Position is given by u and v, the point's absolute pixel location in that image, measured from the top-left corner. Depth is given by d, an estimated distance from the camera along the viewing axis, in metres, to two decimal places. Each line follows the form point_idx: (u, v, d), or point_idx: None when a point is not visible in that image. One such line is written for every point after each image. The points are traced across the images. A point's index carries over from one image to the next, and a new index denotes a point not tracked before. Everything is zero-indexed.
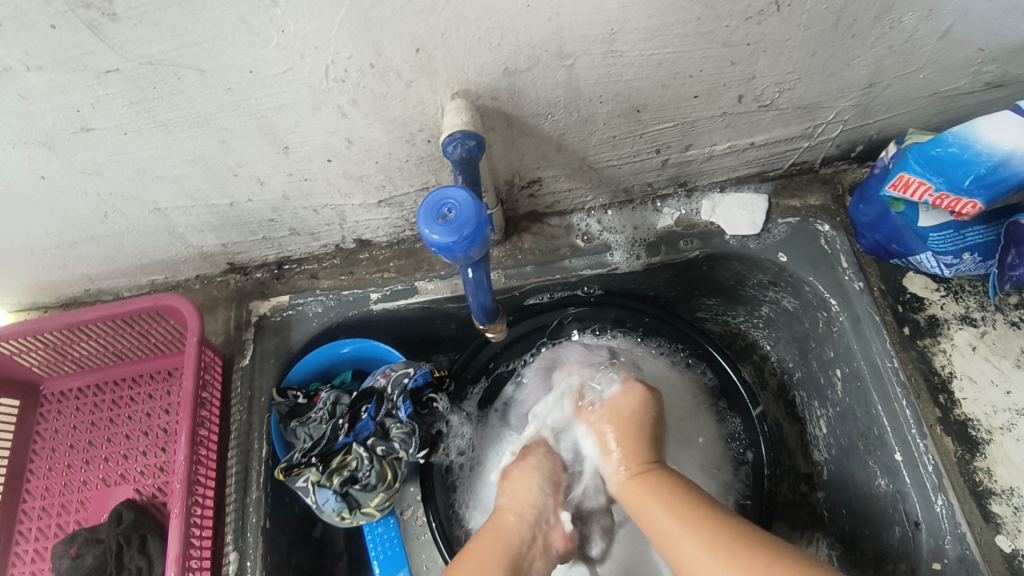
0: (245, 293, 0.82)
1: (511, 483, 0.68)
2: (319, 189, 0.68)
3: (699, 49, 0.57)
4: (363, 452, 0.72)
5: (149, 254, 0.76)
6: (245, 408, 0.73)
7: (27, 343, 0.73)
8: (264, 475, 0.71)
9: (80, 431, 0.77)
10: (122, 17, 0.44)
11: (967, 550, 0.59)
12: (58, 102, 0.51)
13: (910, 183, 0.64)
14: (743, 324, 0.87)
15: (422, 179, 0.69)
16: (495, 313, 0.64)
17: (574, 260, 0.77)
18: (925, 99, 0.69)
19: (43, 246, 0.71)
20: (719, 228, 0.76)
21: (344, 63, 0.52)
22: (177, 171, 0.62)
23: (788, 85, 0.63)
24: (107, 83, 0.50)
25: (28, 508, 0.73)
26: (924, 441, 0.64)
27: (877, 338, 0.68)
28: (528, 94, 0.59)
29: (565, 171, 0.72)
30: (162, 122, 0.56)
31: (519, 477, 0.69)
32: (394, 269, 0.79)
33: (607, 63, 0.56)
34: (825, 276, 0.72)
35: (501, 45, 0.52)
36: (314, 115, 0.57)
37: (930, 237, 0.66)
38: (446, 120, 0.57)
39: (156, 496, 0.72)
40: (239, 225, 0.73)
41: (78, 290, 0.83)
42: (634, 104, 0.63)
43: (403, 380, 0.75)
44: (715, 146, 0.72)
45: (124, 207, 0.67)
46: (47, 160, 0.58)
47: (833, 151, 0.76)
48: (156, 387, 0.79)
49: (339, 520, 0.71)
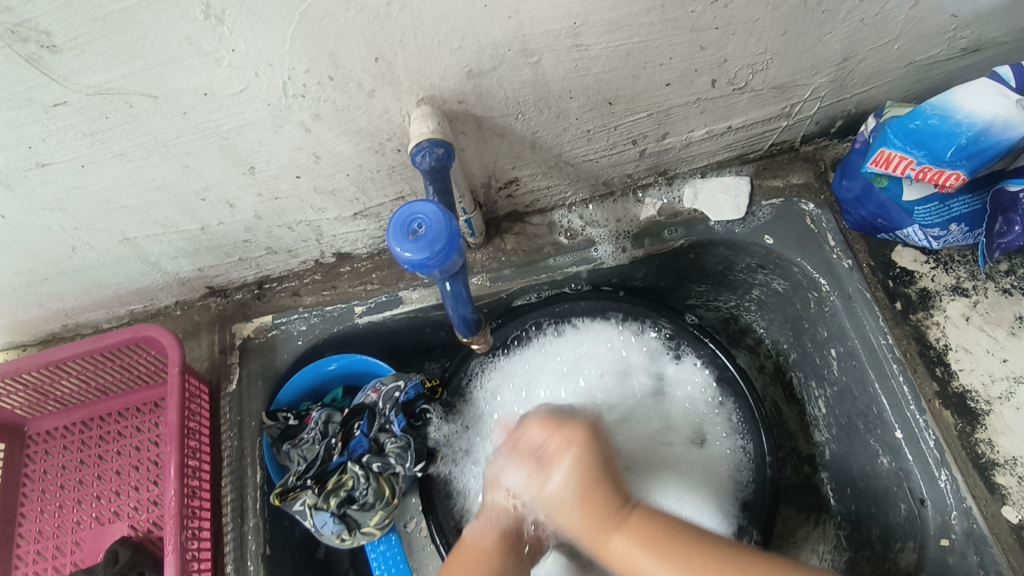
0: (227, 316, 0.81)
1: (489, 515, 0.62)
2: (291, 206, 0.67)
3: (667, 36, 0.55)
4: (359, 470, 0.70)
5: (124, 284, 0.75)
6: (235, 433, 0.72)
7: (7, 386, 0.72)
8: (260, 502, 0.70)
9: (69, 469, 0.75)
10: (63, 49, 0.43)
11: (974, 524, 0.59)
12: (9, 140, 0.50)
13: (892, 158, 0.62)
14: (735, 307, 0.86)
15: (396, 188, 0.68)
16: (479, 324, 0.62)
17: (558, 258, 0.76)
18: (901, 70, 0.67)
19: (13, 285, 0.70)
20: (702, 215, 0.75)
21: (301, 78, 0.50)
22: (143, 200, 0.60)
23: (761, 66, 0.62)
24: (57, 117, 0.48)
25: (22, 553, 0.72)
26: (924, 417, 0.63)
27: (870, 315, 0.68)
28: (496, 94, 0.57)
29: (541, 169, 0.71)
30: (120, 152, 0.54)
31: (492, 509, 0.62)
32: (376, 280, 0.78)
33: (573, 58, 0.55)
34: (814, 256, 0.71)
35: (462, 47, 0.51)
36: (276, 132, 0.55)
37: (916, 211, 0.65)
38: (412, 129, 0.55)
39: (152, 531, 0.71)
40: (214, 248, 0.71)
41: (57, 326, 0.81)
42: (605, 96, 0.61)
43: (394, 394, 0.74)
44: (692, 132, 0.70)
45: (92, 240, 0.65)
46: (5, 199, 0.56)
47: (812, 128, 0.75)
48: (143, 419, 0.77)
49: (339, 542, 0.69)
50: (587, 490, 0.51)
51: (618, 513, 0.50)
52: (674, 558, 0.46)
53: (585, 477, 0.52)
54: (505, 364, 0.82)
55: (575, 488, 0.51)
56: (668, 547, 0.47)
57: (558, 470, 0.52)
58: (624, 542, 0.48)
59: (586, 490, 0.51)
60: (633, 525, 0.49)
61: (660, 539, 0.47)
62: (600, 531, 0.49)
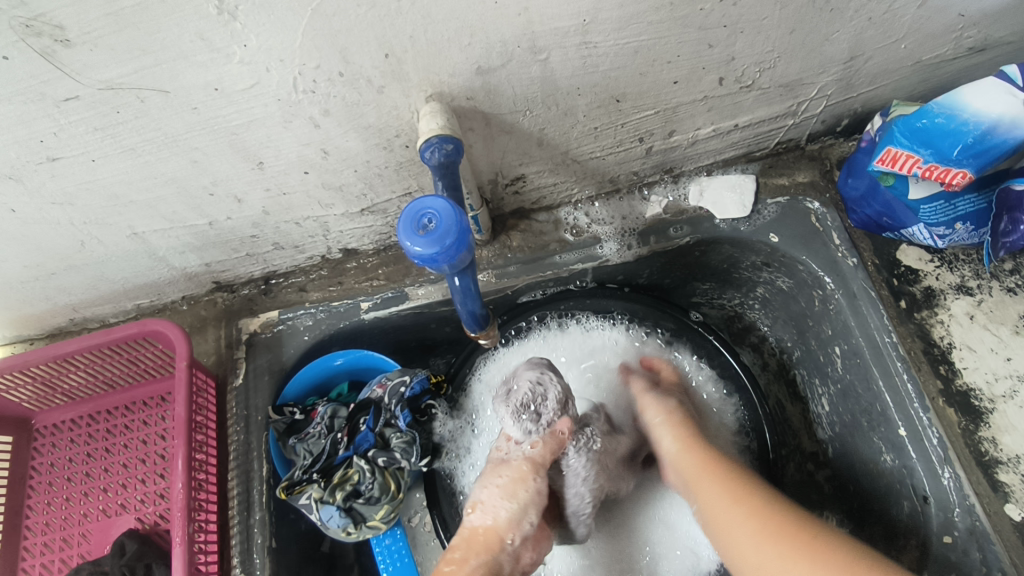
0: (234, 311, 0.81)
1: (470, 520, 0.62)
2: (298, 202, 0.67)
3: (675, 34, 0.55)
4: (366, 464, 0.71)
5: (131, 279, 0.75)
6: (242, 427, 0.73)
7: (14, 379, 0.72)
8: (266, 495, 0.70)
9: (76, 462, 0.76)
10: (76, 43, 0.43)
11: (976, 521, 0.59)
12: (21, 134, 0.50)
13: (898, 157, 0.63)
14: (739, 305, 0.86)
15: (404, 184, 0.68)
16: (487, 319, 0.62)
17: (564, 255, 0.77)
18: (908, 69, 0.67)
19: (21, 279, 0.70)
20: (708, 213, 0.75)
21: (312, 74, 0.50)
22: (152, 194, 0.61)
23: (768, 64, 0.62)
24: (69, 111, 0.49)
25: (29, 545, 0.72)
26: (927, 415, 0.64)
27: (874, 313, 0.68)
28: (505, 91, 0.57)
29: (548, 166, 0.71)
30: (130, 147, 0.54)
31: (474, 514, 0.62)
32: (382, 276, 0.78)
33: (582, 55, 0.55)
34: (818, 255, 0.72)
35: (472, 44, 0.51)
36: (286, 128, 0.56)
37: (921, 210, 0.66)
38: (421, 125, 0.55)
39: (159, 524, 0.71)
40: (222, 243, 0.71)
41: (64, 320, 0.81)
42: (613, 94, 0.61)
43: (400, 389, 0.74)
44: (699, 130, 0.71)
45: (101, 234, 0.65)
46: (16, 193, 0.56)
47: (818, 127, 0.75)
48: (150, 413, 0.77)
49: (345, 536, 0.70)
50: (686, 443, 0.65)
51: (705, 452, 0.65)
52: (742, 501, 0.58)
53: (681, 431, 0.67)
54: (509, 356, 0.82)
55: (675, 438, 0.66)
56: (755, 505, 0.57)
57: (663, 427, 0.68)
58: (713, 491, 0.60)
59: (684, 437, 0.66)
60: (731, 484, 0.60)
61: (757, 502, 0.57)
62: (688, 468, 0.63)
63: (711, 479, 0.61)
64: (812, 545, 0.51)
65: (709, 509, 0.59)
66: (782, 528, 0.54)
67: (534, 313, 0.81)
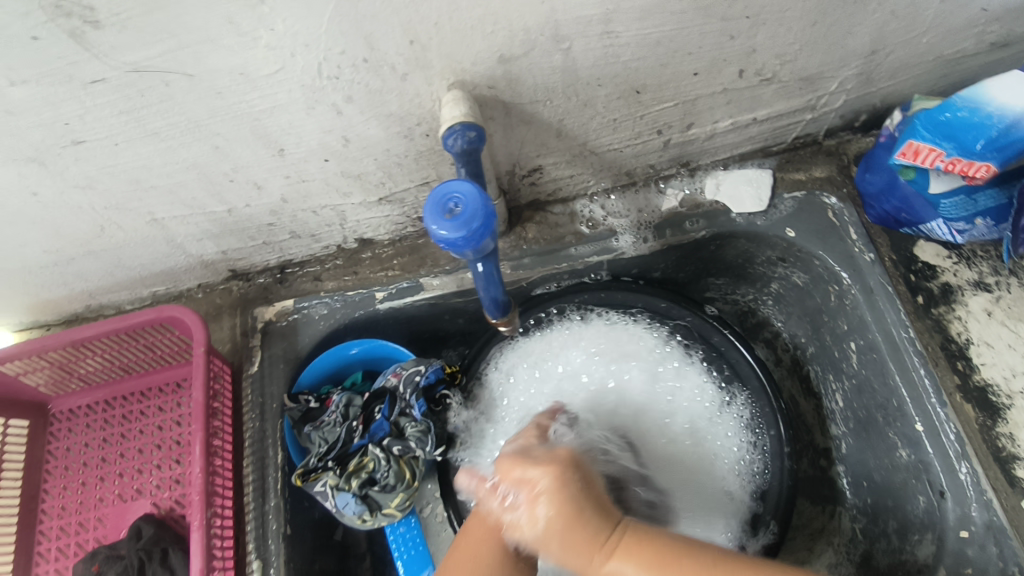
0: (249, 299, 0.82)
1: None
2: (317, 190, 0.67)
3: (697, 25, 0.55)
4: (380, 452, 0.71)
5: (149, 265, 0.75)
6: (257, 414, 0.73)
7: (32, 363, 0.72)
8: (281, 482, 0.70)
9: (92, 447, 0.76)
10: (106, 25, 0.43)
11: (994, 516, 0.59)
12: (46, 116, 0.50)
13: (920, 150, 0.62)
14: (753, 301, 0.86)
15: (422, 174, 0.68)
16: (508, 306, 0.62)
17: (579, 247, 0.77)
18: (929, 64, 0.67)
19: (40, 264, 0.70)
20: (724, 207, 0.75)
21: (336, 59, 0.50)
22: (173, 180, 0.61)
23: (789, 57, 0.62)
24: (94, 94, 0.49)
25: (45, 528, 0.73)
26: (944, 410, 0.64)
27: (891, 308, 0.68)
28: (526, 81, 0.57)
29: (565, 157, 0.71)
30: (153, 131, 0.54)
31: None
32: (398, 266, 0.79)
33: (603, 45, 0.55)
34: (835, 249, 0.71)
35: (495, 32, 0.51)
36: (308, 114, 0.56)
37: (941, 204, 0.65)
38: (444, 113, 0.56)
39: (174, 509, 0.71)
40: (239, 230, 0.72)
41: (80, 306, 0.82)
42: (633, 85, 0.61)
43: (415, 378, 0.74)
44: (717, 124, 0.70)
45: (121, 220, 0.66)
46: (38, 176, 0.56)
47: (837, 122, 0.75)
48: (165, 399, 0.78)
49: (360, 523, 0.70)
50: (557, 517, 0.47)
51: (609, 536, 0.46)
52: None
53: (570, 524, 0.46)
54: (534, 342, 0.83)
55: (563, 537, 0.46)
56: (674, 574, 0.43)
57: (531, 469, 0.49)
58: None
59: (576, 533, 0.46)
60: (663, 560, 0.44)
61: (680, 566, 0.43)
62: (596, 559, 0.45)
63: (558, 538, 0.46)
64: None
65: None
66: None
67: (552, 304, 0.81)
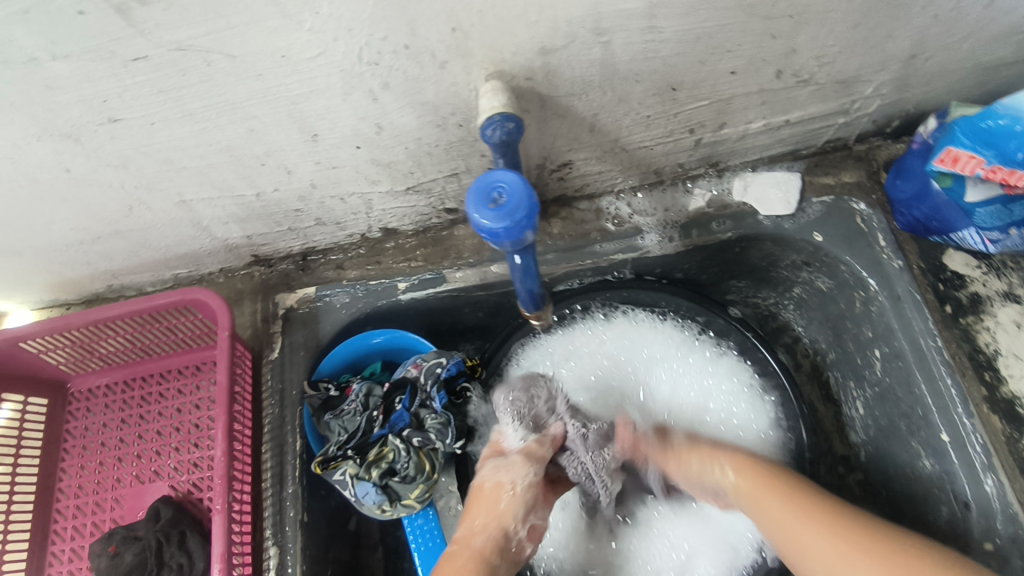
0: (271, 285, 0.82)
1: (480, 500, 0.64)
2: (346, 176, 0.67)
3: (740, 22, 0.54)
4: (401, 443, 0.71)
5: (173, 247, 0.75)
6: (277, 401, 0.73)
7: (54, 341, 0.72)
8: (299, 470, 0.70)
9: (110, 428, 0.76)
10: (152, 1, 0.43)
11: (1021, 529, 0.59)
12: (85, 93, 0.50)
13: (960, 157, 0.62)
14: (773, 305, 0.86)
15: (451, 164, 0.68)
16: (542, 299, 0.64)
17: (604, 244, 0.76)
18: (967, 71, 0.67)
19: (66, 242, 0.70)
20: (752, 208, 0.75)
21: (377, 45, 0.50)
22: (204, 161, 0.61)
23: (828, 59, 0.61)
24: (135, 72, 0.48)
25: (62, 507, 0.73)
26: (971, 420, 0.63)
27: (919, 317, 0.68)
28: (564, 73, 0.57)
29: (596, 153, 0.71)
30: (190, 112, 0.54)
31: (489, 494, 0.64)
32: (421, 257, 0.78)
33: (645, 39, 0.54)
34: (863, 255, 0.71)
35: (538, 22, 0.51)
36: (344, 100, 0.55)
37: (976, 213, 0.65)
38: (481, 103, 0.56)
39: (192, 492, 0.71)
40: (266, 215, 0.71)
41: (102, 286, 0.82)
42: (670, 82, 0.61)
43: (436, 370, 0.74)
44: (749, 125, 0.70)
45: (149, 200, 0.65)
46: (72, 152, 0.56)
47: (868, 127, 0.75)
48: (185, 382, 0.77)
49: (379, 513, 0.70)
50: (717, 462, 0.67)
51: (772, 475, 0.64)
52: (796, 506, 0.59)
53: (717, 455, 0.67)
54: (554, 342, 0.83)
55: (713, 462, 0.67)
56: (829, 517, 0.57)
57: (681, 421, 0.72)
58: (778, 507, 0.60)
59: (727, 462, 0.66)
60: (794, 496, 0.60)
61: (832, 517, 0.57)
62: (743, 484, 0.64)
63: (717, 462, 0.67)
64: (887, 556, 0.53)
65: (781, 526, 0.59)
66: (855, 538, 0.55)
67: (574, 301, 0.81)
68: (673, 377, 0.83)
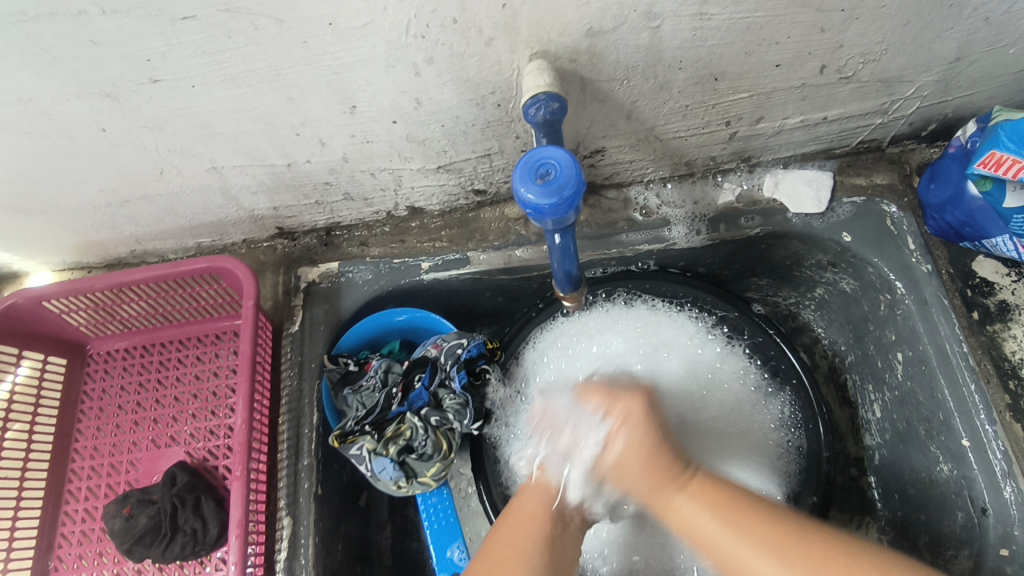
0: (294, 259, 0.82)
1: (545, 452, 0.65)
2: (379, 152, 0.66)
3: (790, 13, 0.54)
4: (418, 421, 0.71)
5: (199, 215, 0.75)
6: (295, 373, 0.73)
7: (76, 301, 0.72)
8: (315, 443, 0.70)
9: (128, 391, 0.76)
10: None
11: None
12: (129, 50, 0.49)
13: (1003, 161, 0.61)
14: (794, 305, 0.85)
15: (485, 145, 0.67)
16: (579, 283, 0.65)
17: (631, 234, 0.76)
18: (1010, 77, 0.66)
19: (94, 204, 0.70)
20: (782, 205, 0.74)
21: (426, 17, 0.49)
22: (240, 128, 0.60)
23: (874, 56, 0.61)
24: (181, 32, 0.48)
25: (77, 467, 0.73)
26: (993, 427, 0.63)
27: (946, 322, 0.67)
28: (608, 57, 0.56)
29: (630, 141, 0.70)
30: (232, 76, 0.53)
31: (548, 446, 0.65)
32: (445, 239, 0.78)
33: (694, 26, 0.54)
34: (891, 258, 0.71)
35: (589, 3, 0.50)
36: (387, 72, 0.55)
37: (1013, 220, 0.64)
38: (525, 82, 0.55)
39: (207, 459, 0.71)
40: (294, 187, 0.71)
41: (124, 251, 0.81)
42: (713, 71, 0.60)
43: (457, 350, 0.74)
44: (786, 120, 0.69)
45: (181, 165, 0.65)
46: (109, 112, 0.56)
47: (904, 129, 0.74)
48: (204, 350, 0.77)
49: (395, 489, 0.70)
50: (641, 441, 0.56)
51: (679, 476, 0.55)
52: (743, 524, 0.49)
53: (641, 442, 0.56)
54: (570, 325, 0.82)
55: (627, 444, 0.56)
56: (733, 510, 0.51)
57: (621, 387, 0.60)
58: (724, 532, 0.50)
59: (642, 455, 0.55)
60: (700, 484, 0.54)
61: (790, 538, 0.48)
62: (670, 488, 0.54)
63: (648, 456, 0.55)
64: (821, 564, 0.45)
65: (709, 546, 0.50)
66: (787, 547, 0.47)
67: (595, 291, 0.81)
68: (689, 364, 0.81)
